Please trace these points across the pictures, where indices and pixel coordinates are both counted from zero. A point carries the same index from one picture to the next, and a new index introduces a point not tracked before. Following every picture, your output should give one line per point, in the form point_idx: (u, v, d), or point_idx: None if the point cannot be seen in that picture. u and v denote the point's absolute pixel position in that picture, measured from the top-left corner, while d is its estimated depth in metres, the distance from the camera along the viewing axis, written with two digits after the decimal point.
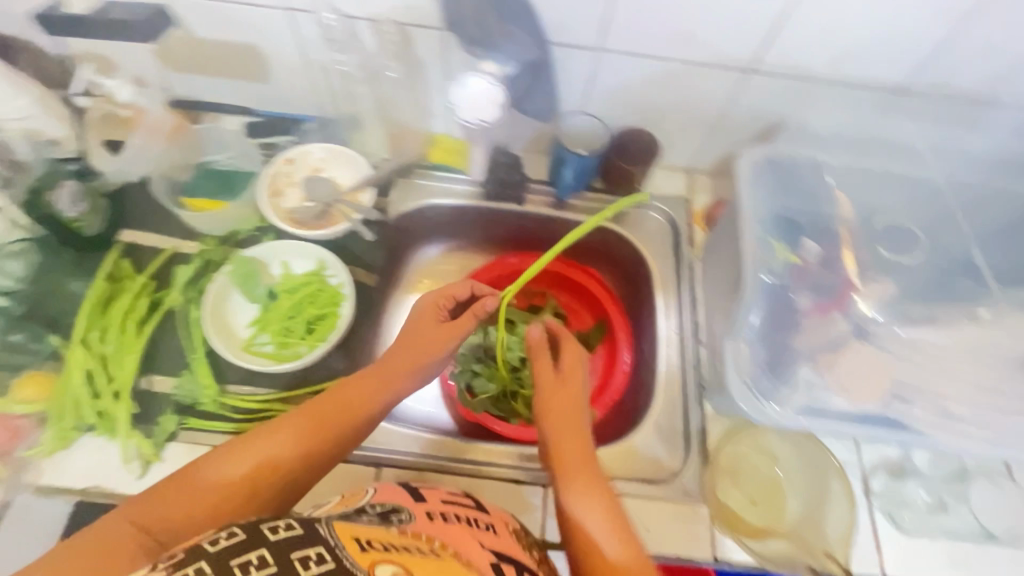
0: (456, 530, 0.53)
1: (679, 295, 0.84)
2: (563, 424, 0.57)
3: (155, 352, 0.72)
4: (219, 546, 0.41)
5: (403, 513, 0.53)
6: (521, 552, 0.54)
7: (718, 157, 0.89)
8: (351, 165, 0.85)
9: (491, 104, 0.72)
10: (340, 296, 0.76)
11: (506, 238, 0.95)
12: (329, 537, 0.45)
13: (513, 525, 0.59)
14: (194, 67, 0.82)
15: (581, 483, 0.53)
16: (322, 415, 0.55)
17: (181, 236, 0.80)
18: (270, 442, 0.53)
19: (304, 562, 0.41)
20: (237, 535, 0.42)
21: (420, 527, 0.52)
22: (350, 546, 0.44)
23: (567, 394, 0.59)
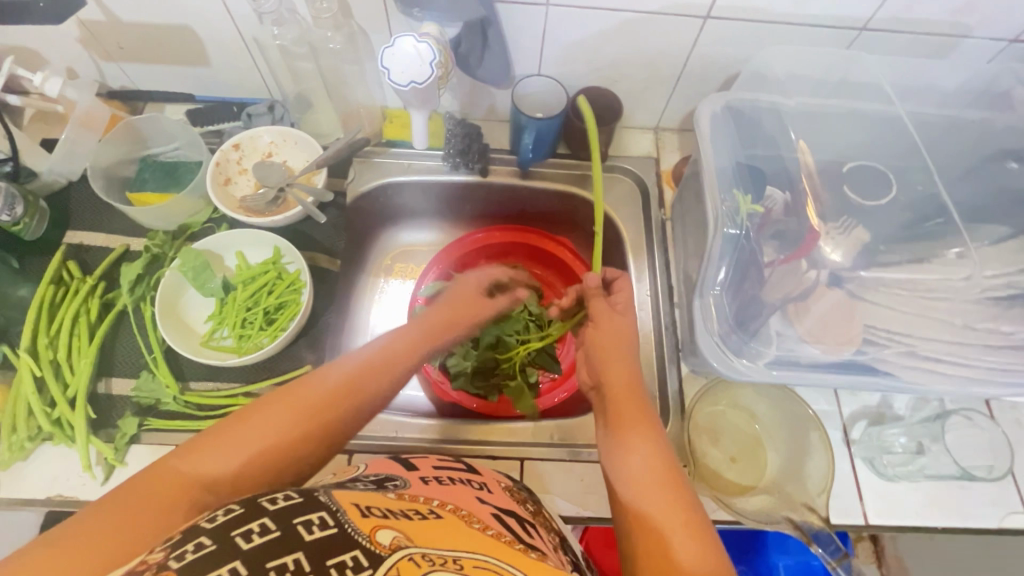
0: (453, 491, 0.50)
1: (650, 257, 0.82)
2: (618, 362, 0.61)
3: (112, 355, 0.70)
4: (217, 522, 0.34)
5: (399, 481, 0.49)
6: (517, 506, 0.53)
7: (683, 111, 0.86)
8: (302, 147, 0.81)
9: (422, 64, 0.64)
10: (299, 282, 0.74)
11: (474, 212, 0.93)
12: (332, 503, 0.38)
13: (505, 483, 0.59)
14: (125, 55, 0.78)
15: (628, 436, 0.54)
16: (312, 402, 0.49)
17: (130, 233, 0.77)
18: (264, 421, 0.47)
19: (308, 526, 0.35)
20: (235, 510, 0.35)
21: (418, 491, 0.47)
22: (353, 511, 0.38)
23: (614, 327, 0.64)
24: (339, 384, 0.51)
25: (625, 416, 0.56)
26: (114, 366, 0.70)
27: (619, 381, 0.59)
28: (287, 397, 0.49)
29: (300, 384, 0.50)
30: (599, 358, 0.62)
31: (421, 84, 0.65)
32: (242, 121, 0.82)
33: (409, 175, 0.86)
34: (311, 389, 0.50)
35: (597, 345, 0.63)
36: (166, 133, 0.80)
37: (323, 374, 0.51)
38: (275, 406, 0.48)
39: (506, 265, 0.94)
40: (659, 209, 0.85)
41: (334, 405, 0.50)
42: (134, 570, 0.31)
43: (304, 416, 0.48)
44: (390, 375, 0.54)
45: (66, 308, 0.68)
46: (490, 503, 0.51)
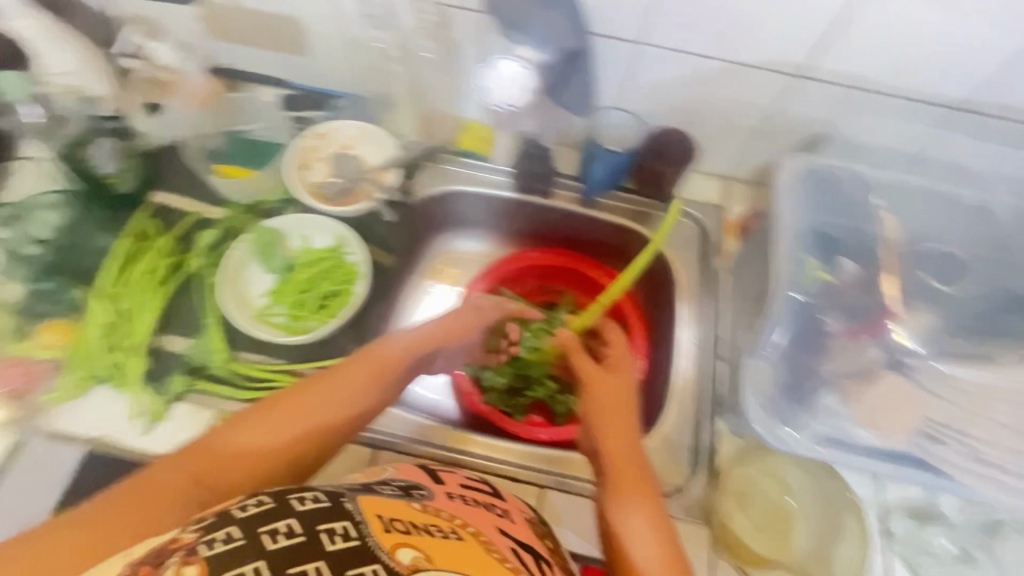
0: (475, 511, 0.51)
1: (702, 304, 0.81)
2: (617, 429, 0.59)
3: (174, 312, 0.74)
4: (248, 512, 0.41)
5: (424, 491, 0.51)
6: (538, 542, 0.52)
7: (757, 165, 0.85)
8: (379, 145, 0.85)
9: (519, 88, 0.74)
10: (355, 273, 0.76)
11: (531, 231, 0.95)
12: (356, 510, 0.43)
13: (527, 514, 0.58)
14: (234, 37, 0.82)
15: (628, 499, 0.54)
16: (311, 401, 0.56)
17: (208, 202, 0.81)
18: (278, 417, 0.54)
19: (331, 535, 0.40)
20: (265, 504, 0.42)
21: (442, 506, 0.49)
22: (375, 524, 0.42)
23: (614, 384, 0.63)
24: (323, 407, 0.56)
25: (619, 478, 0.56)
26: (173, 323, 0.73)
27: (619, 451, 0.57)
28: (275, 408, 0.55)
29: (314, 386, 0.57)
30: (597, 416, 0.60)
31: (512, 107, 0.75)
32: (328, 113, 0.87)
33: (474, 186, 0.88)
34: (301, 404, 0.56)
35: (595, 411, 0.61)
36: (254, 114, 0.85)
37: (323, 379, 0.58)
38: (266, 416, 0.55)
39: (550, 288, 0.96)
40: (717, 258, 0.84)
41: (315, 420, 0.56)
42: (167, 546, 0.39)
43: (309, 417, 0.55)
44: (374, 390, 0.60)
45: (142, 263, 0.73)
46: (510, 534, 0.50)
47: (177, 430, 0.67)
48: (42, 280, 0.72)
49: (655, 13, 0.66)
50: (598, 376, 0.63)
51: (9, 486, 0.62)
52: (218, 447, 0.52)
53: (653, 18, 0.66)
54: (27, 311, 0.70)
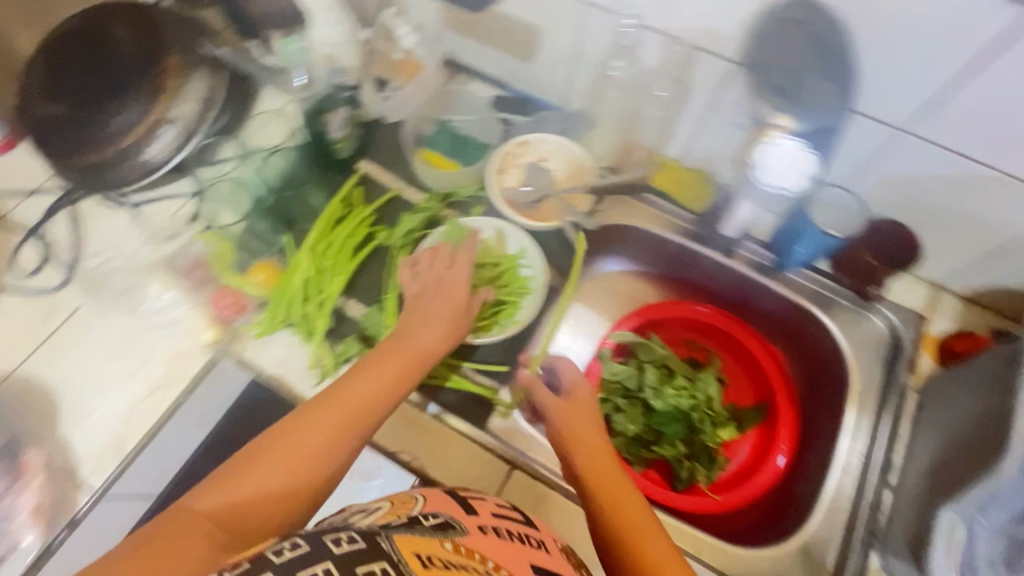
0: (509, 548, 0.49)
1: (877, 419, 0.74)
2: (584, 445, 0.61)
3: (358, 279, 0.79)
4: (284, 557, 0.39)
5: (455, 525, 0.49)
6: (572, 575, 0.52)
7: (986, 283, 0.75)
8: (575, 165, 0.86)
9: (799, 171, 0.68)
10: (529, 290, 0.78)
11: (695, 283, 0.91)
12: (391, 551, 0.41)
13: (562, 543, 0.57)
14: (468, 31, 0.85)
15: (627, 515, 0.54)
16: (336, 418, 0.54)
17: (407, 182, 0.86)
18: (300, 436, 0.52)
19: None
20: (299, 548, 0.40)
21: (473, 544, 0.47)
22: (413, 562, 0.40)
23: (586, 412, 0.65)
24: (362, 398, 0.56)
25: (610, 487, 0.57)
26: (355, 290, 0.79)
27: (600, 468, 0.59)
28: (317, 408, 0.54)
29: (326, 404, 0.55)
30: (575, 427, 0.63)
31: (790, 188, 0.69)
32: (532, 121, 0.89)
33: (650, 224, 0.85)
34: (342, 394, 0.56)
35: (567, 436, 0.62)
36: (468, 107, 0.89)
37: (341, 396, 0.56)
38: (313, 415, 0.54)
39: (697, 344, 0.92)
40: (907, 374, 0.76)
41: (363, 406, 0.56)
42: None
43: (329, 433, 0.53)
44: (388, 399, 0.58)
45: (343, 227, 0.79)
46: (543, 569, 0.49)
47: None
48: (259, 220, 0.80)
49: (941, 104, 0.59)
50: (564, 411, 0.64)
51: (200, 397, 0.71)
52: (264, 443, 0.52)
53: (937, 106, 0.59)
54: (243, 246, 0.78)
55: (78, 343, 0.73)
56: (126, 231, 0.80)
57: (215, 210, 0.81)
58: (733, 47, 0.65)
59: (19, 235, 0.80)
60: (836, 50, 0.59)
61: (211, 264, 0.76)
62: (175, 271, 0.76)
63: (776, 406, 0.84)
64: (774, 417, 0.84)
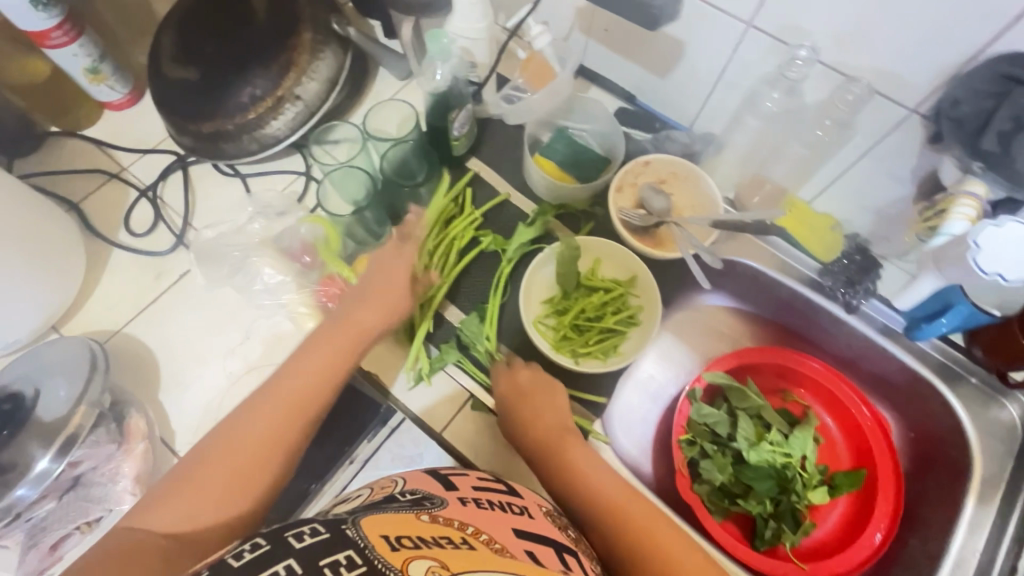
0: (489, 517, 0.48)
1: (1002, 516, 0.68)
2: (583, 467, 0.61)
3: (460, 284, 0.78)
4: (244, 560, 0.34)
5: (435, 500, 0.48)
6: (560, 534, 0.51)
7: None
8: (698, 193, 0.80)
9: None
10: (637, 322, 0.74)
11: (803, 333, 0.85)
12: (358, 536, 0.37)
13: (547, 507, 0.56)
14: (602, 38, 0.80)
15: (657, 529, 0.56)
16: (280, 407, 0.57)
17: (517, 186, 0.84)
18: (246, 427, 0.55)
19: (335, 566, 0.33)
20: (260, 547, 0.36)
21: (452, 514, 0.46)
22: (381, 545, 0.37)
23: (544, 408, 0.67)
24: (301, 389, 0.58)
25: (619, 502, 0.58)
26: (457, 294, 0.77)
27: (604, 491, 0.59)
28: (258, 408, 0.57)
29: (263, 399, 0.58)
30: (574, 465, 0.62)
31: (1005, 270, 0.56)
32: (653, 139, 0.84)
33: (767, 266, 0.81)
34: (280, 395, 0.58)
35: (560, 464, 0.62)
36: (591, 115, 0.84)
37: (280, 389, 0.59)
38: (258, 408, 0.57)
39: (792, 396, 0.85)
40: None
41: (304, 390, 0.59)
42: None
43: (273, 416, 0.56)
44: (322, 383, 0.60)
45: (453, 230, 0.77)
46: (524, 530, 0.48)
47: (434, 394, 0.72)
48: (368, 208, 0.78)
49: None
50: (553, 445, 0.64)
51: None
52: (214, 454, 0.53)
53: None
54: (351, 234, 0.76)
55: (182, 310, 0.73)
56: (237, 203, 0.80)
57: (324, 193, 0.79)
58: (919, 95, 0.59)
59: (133, 192, 0.80)
60: None
61: (319, 250, 0.74)
62: (282, 251, 0.75)
63: (879, 479, 0.77)
64: (876, 491, 0.77)
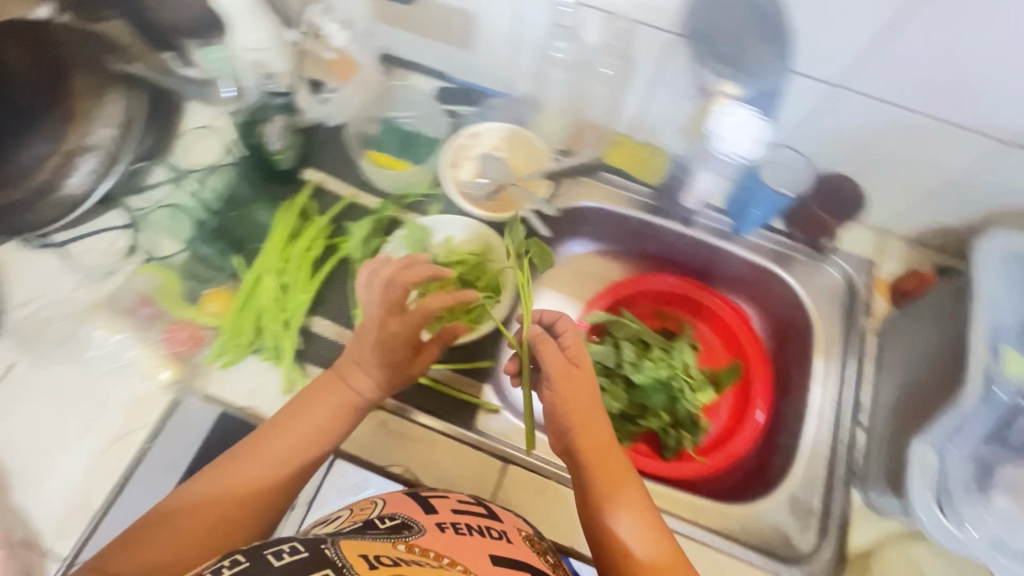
0: (466, 541, 0.49)
1: (842, 364, 0.78)
2: (591, 423, 0.55)
3: (324, 294, 0.76)
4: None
5: (413, 527, 0.48)
6: (536, 562, 0.52)
7: (925, 225, 0.80)
8: (529, 151, 0.84)
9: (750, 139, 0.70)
10: (500, 283, 0.76)
11: (662, 255, 0.92)
12: (337, 557, 0.40)
13: (524, 532, 0.57)
14: (404, 25, 0.82)
15: (620, 500, 0.53)
16: (280, 449, 0.55)
17: (358, 185, 0.83)
18: (243, 468, 0.53)
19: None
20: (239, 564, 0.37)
21: (429, 542, 0.47)
22: (360, 563, 0.39)
23: (583, 383, 0.56)
24: (302, 434, 0.57)
25: (611, 480, 0.54)
26: (323, 305, 0.75)
27: (612, 466, 0.55)
28: (245, 454, 0.55)
29: (266, 434, 0.56)
30: (581, 439, 0.55)
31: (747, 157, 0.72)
32: (479, 109, 0.87)
33: (614, 203, 0.86)
34: (267, 450, 0.55)
35: (592, 447, 0.55)
36: (412, 102, 0.87)
37: (281, 429, 0.57)
38: (260, 447, 0.55)
39: (669, 314, 0.92)
40: (865, 317, 0.80)
41: (310, 440, 0.57)
42: None
43: (275, 462, 0.55)
44: (329, 437, 0.58)
45: (300, 241, 0.75)
46: (503, 557, 0.49)
47: None
48: (206, 245, 0.75)
49: (873, 58, 0.62)
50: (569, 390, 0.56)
51: (165, 440, 0.66)
52: (196, 494, 0.51)
53: (867, 64, 0.62)
54: (193, 275, 0.73)
55: (12, 403, 0.67)
56: (54, 274, 0.74)
57: (153, 240, 0.76)
58: (672, 18, 0.65)
59: None
60: (773, 14, 0.61)
61: (159, 299, 0.71)
62: (118, 311, 0.72)
63: (750, 367, 0.86)
64: (749, 377, 0.86)
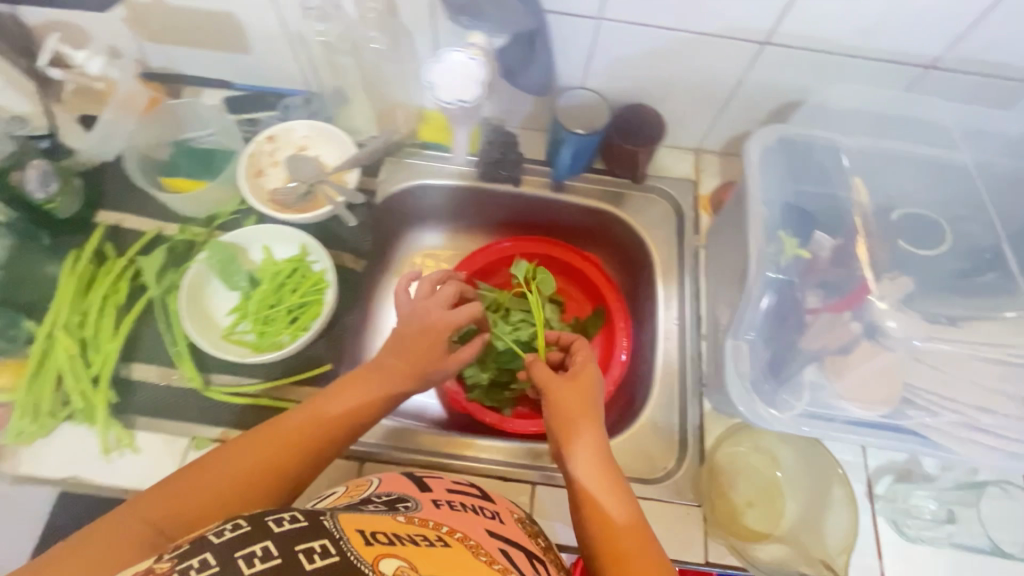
0: (464, 516, 0.50)
1: (681, 284, 0.81)
2: (575, 409, 0.58)
3: (137, 339, 0.70)
4: (225, 537, 0.37)
5: (411, 503, 0.49)
6: (528, 539, 0.52)
7: (729, 136, 0.84)
8: (335, 143, 0.81)
9: (467, 80, 0.65)
10: (323, 282, 0.73)
11: (504, 220, 0.91)
12: (335, 527, 0.40)
13: (519, 514, 0.58)
14: (171, 38, 0.77)
15: (585, 455, 0.55)
16: (302, 430, 0.54)
17: (161, 217, 0.76)
18: (278, 439, 0.52)
19: (309, 554, 0.37)
20: (242, 527, 0.38)
21: (429, 515, 0.48)
22: (356, 537, 0.39)
23: (581, 384, 0.60)
24: (328, 417, 0.55)
25: (571, 431, 0.57)
26: (139, 351, 0.69)
27: (570, 443, 0.56)
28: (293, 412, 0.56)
29: (297, 411, 0.55)
30: (559, 418, 0.58)
31: (465, 99, 0.65)
32: (279, 112, 0.82)
33: (438, 179, 0.84)
34: (285, 433, 0.53)
35: (557, 415, 0.58)
36: (202, 118, 0.80)
37: (310, 409, 0.56)
38: (278, 424, 0.54)
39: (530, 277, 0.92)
40: (693, 235, 0.83)
41: (335, 422, 0.56)
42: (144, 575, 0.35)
43: (291, 440, 0.53)
44: (359, 417, 0.57)
45: (97, 288, 0.69)
46: (500, 533, 0.50)
47: (150, 460, 0.64)
48: None
49: None
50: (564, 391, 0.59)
51: None
52: (213, 460, 0.50)
53: None
54: None
55: None
56: None
57: None
58: None
59: None
60: None
61: None
62: None
63: (610, 306, 0.86)
64: (611, 315, 0.86)
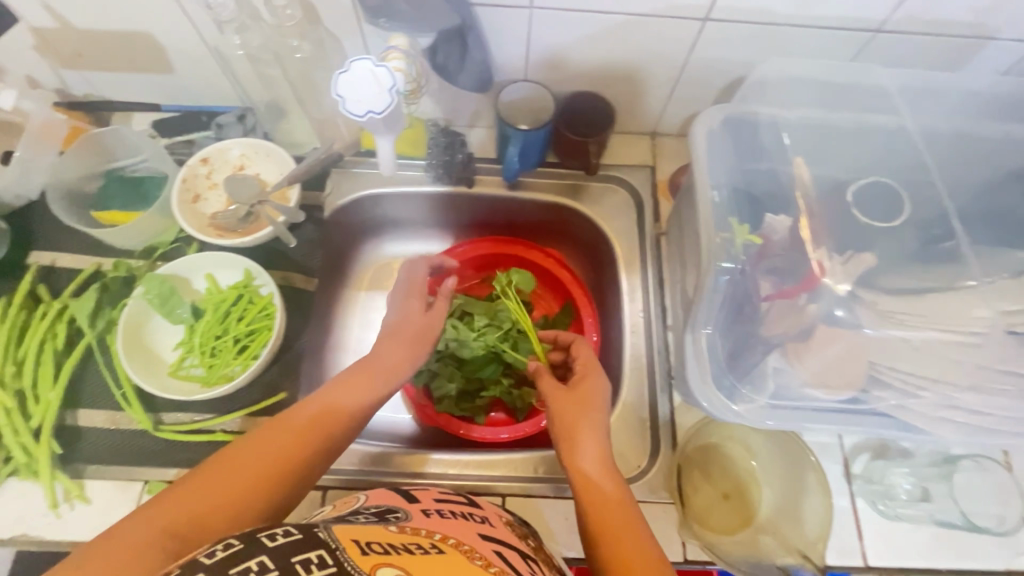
0: (455, 523, 0.48)
1: (645, 274, 0.78)
2: (583, 422, 0.55)
3: (80, 383, 0.67)
4: (216, 558, 0.34)
5: (401, 512, 0.47)
6: (521, 540, 0.51)
7: (682, 118, 0.81)
8: (274, 159, 0.76)
9: (377, 88, 0.61)
10: (270, 306, 0.70)
11: (462, 223, 0.88)
12: (330, 538, 0.38)
13: (508, 516, 0.55)
14: (87, 63, 0.73)
15: (594, 466, 0.52)
16: (308, 424, 0.49)
17: (95, 253, 0.73)
18: (281, 436, 0.47)
19: (307, 565, 0.34)
20: (235, 545, 0.35)
21: (421, 523, 0.45)
22: (352, 548, 0.37)
23: (585, 392, 0.58)
24: (332, 408, 0.50)
25: (575, 443, 0.54)
26: (82, 397, 0.66)
27: (583, 460, 0.53)
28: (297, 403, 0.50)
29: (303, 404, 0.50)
30: (566, 431, 0.55)
31: (377, 110, 0.61)
32: (212, 132, 0.78)
33: (388, 186, 0.81)
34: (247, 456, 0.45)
35: (562, 422, 0.56)
36: (131, 145, 0.75)
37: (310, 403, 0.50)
38: (283, 419, 0.49)
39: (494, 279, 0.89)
40: (654, 223, 0.81)
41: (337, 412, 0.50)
42: None
43: (305, 438, 0.48)
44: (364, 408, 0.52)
45: (32, 335, 0.65)
46: (494, 535, 0.49)
47: (103, 510, 0.62)
48: None
49: None
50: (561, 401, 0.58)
51: None
52: (224, 462, 0.45)
53: None
54: None
55: None
56: None
57: None
58: None
59: None
60: None
61: None
62: None
63: (576, 301, 0.83)
64: (578, 309, 0.83)
